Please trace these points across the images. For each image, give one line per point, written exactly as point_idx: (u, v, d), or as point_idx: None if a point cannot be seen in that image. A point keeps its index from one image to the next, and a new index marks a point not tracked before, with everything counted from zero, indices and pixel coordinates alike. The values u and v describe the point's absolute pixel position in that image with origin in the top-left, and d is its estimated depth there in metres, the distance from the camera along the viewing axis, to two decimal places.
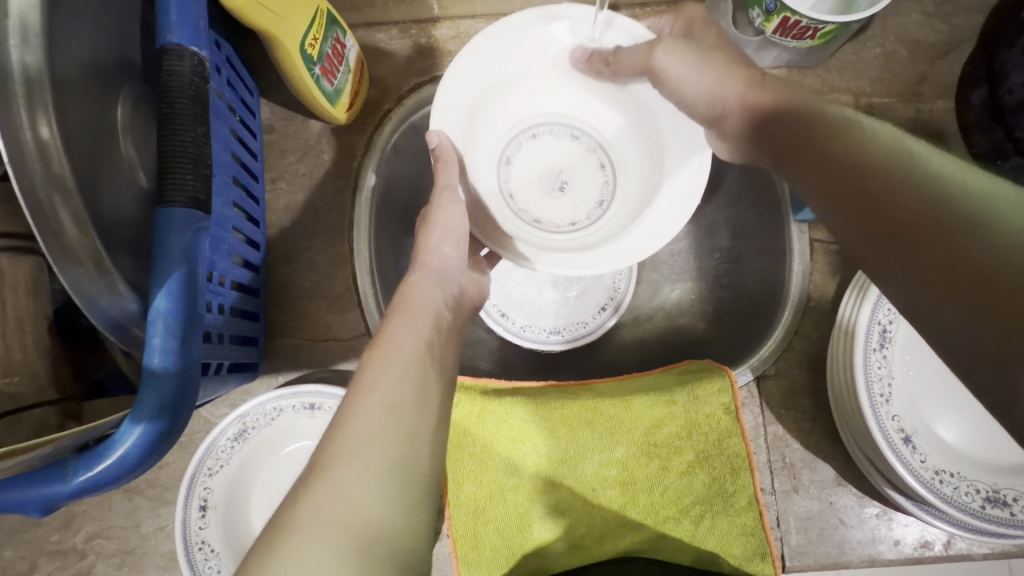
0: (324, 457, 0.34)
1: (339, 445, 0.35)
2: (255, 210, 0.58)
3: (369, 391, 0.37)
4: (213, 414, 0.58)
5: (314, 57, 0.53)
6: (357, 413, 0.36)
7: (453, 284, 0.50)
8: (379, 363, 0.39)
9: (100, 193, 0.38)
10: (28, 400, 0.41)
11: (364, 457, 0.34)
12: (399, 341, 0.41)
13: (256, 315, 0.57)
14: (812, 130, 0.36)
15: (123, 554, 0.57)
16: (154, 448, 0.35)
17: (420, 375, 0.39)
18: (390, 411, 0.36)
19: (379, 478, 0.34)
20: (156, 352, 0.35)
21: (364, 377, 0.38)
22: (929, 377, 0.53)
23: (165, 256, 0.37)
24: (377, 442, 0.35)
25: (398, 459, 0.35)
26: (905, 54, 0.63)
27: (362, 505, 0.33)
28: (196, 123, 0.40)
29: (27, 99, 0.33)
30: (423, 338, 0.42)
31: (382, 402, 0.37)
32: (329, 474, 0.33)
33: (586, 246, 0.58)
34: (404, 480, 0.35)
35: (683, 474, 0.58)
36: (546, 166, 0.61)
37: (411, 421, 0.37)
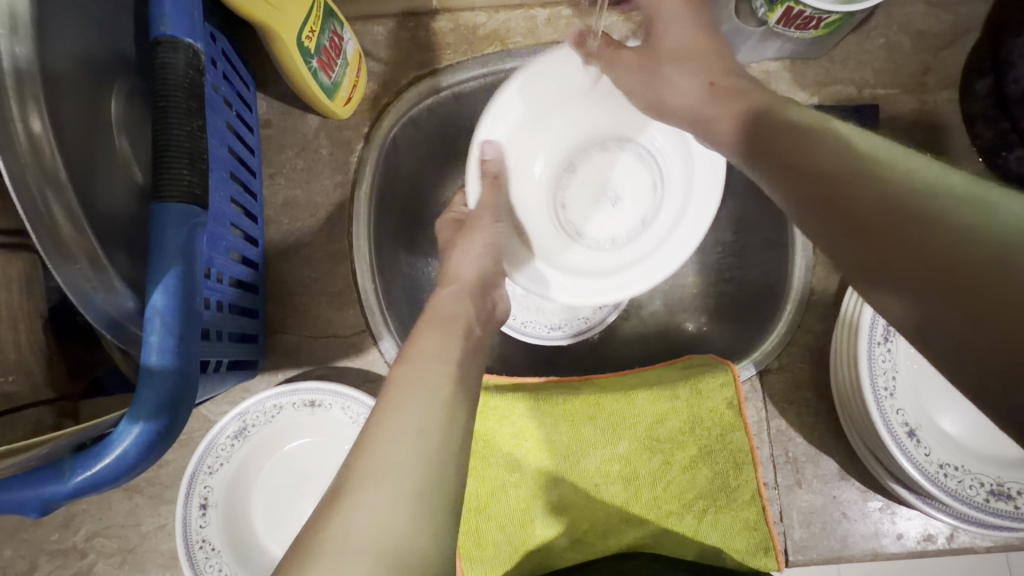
0: (350, 478, 0.33)
1: (363, 466, 0.34)
2: (253, 206, 0.57)
3: (395, 410, 0.36)
4: (212, 411, 0.58)
5: (312, 50, 0.52)
6: (386, 435, 0.35)
7: (482, 296, 0.51)
8: (404, 381, 0.39)
9: (94, 188, 0.38)
10: (22, 400, 0.41)
11: (392, 477, 0.33)
12: (422, 360, 0.41)
13: (255, 311, 0.57)
14: (785, 141, 0.36)
15: (124, 553, 0.56)
16: (151, 448, 0.34)
17: (448, 395, 0.39)
18: (421, 434, 0.35)
19: (407, 501, 0.32)
20: (154, 350, 0.35)
21: (388, 397, 0.38)
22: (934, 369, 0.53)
23: (163, 252, 0.36)
24: (405, 465, 0.34)
25: (427, 483, 0.34)
26: (909, 45, 0.62)
27: (389, 524, 0.31)
28: (192, 116, 0.40)
29: (16, 92, 0.32)
30: (448, 354, 0.42)
31: (413, 425, 0.36)
32: (354, 497, 0.32)
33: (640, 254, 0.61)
34: (433, 501, 0.33)
35: (686, 469, 0.58)
36: (594, 186, 0.64)
37: (439, 443, 0.36)
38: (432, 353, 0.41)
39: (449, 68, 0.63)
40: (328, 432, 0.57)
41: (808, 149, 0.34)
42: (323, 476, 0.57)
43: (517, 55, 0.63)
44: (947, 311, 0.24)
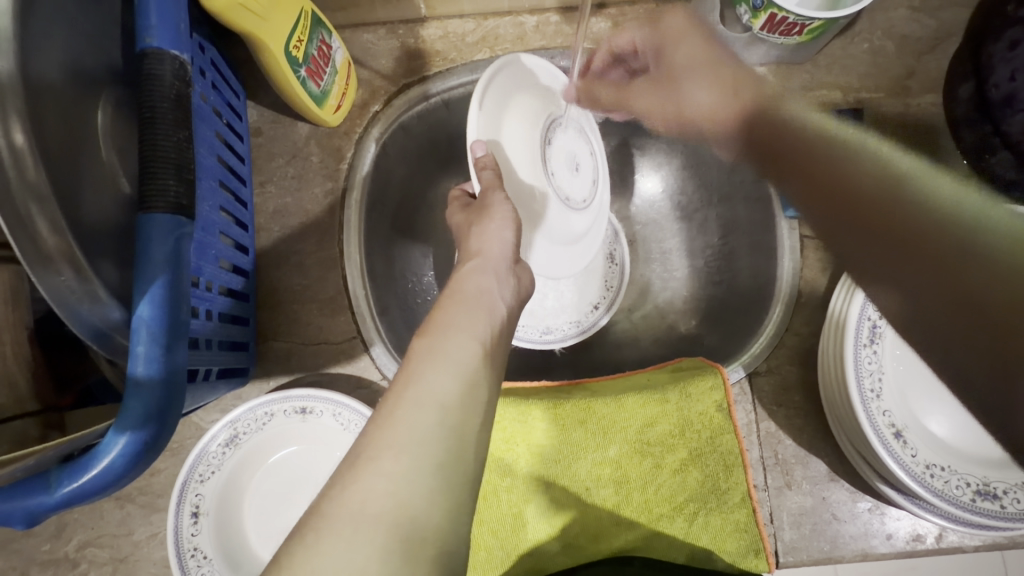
0: (369, 447, 0.32)
1: (383, 437, 0.32)
2: (243, 214, 0.57)
3: (417, 383, 0.35)
4: (204, 419, 0.58)
5: (300, 59, 0.52)
6: (404, 405, 0.34)
7: (509, 272, 0.48)
8: (426, 356, 0.37)
9: (80, 201, 0.38)
10: (6, 413, 0.41)
11: (412, 450, 0.32)
12: (449, 336, 0.38)
13: (246, 320, 0.57)
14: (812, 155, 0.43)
15: (116, 562, 0.56)
16: (140, 456, 0.35)
17: (472, 371, 0.37)
18: (439, 407, 0.34)
19: (426, 475, 0.32)
20: (140, 360, 0.35)
21: (412, 368, 0.36)
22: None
23: (150, 263, 0.37)
24: (423, 441, 0.33)
25: (445, 456, 0.33)
26: (893, 49, 0.63)
27: (407, 497, 0.30)
28: (178, 127, 0.40)
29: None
30: (476, 329, 0.40)
31: (433, 399, 0.34)
32: (373, 466, 0.31)
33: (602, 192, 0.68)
34: (455, 476, 0.33)
35: (676, 472, 0.58)
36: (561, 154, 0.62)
37: (460, 421, 0.34)
38: (458, 326, 0.39)
39: (439, 75, 0.63)
40: (319, 439, 0.57)
41: (838, 163, 0.41)
42: (315, 483, 0.57)
43: None
44: (959, 322, 0.33)
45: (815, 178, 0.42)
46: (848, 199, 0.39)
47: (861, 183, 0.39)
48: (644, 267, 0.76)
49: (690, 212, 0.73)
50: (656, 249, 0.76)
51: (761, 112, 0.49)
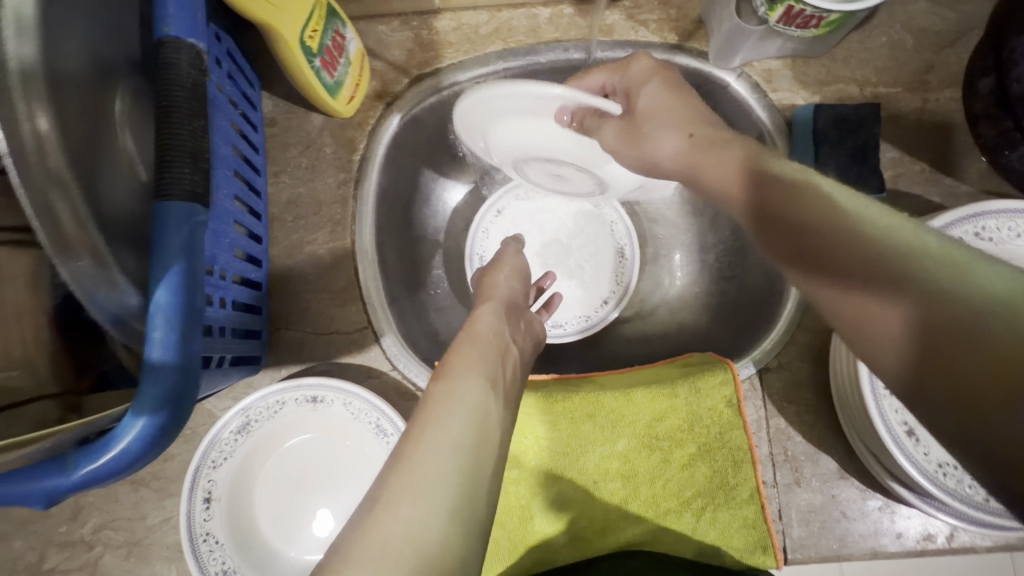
0: (388, 489, 0.33)
1: (403, 479, 0.33)
2: (257, 204, 0.58)
3: (435, 426, 0.37)
4: (217, 407, 0.59)
5: (314, 49, 0.52)
6: (422, 449, 0.35)
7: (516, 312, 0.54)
8: (443, 401, 0.39)
9: (99, 188, 0.38)
10: (28, 395, 0.42)
11: (431, 490, 0.33)
12: (461, 377, 0.41)
13: (259, 309, 0.57)
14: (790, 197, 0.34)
15: (130, 545, 0.57)
16: (155, 441, 0.35)
17: (484, 417, 0.39)
18: (457, 449, 0.36)
19: (444, 512, 0.32)
20: (156, 345, 0.35)
21: (429, 414, 0.38)
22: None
23: (165, 250, 0.37)
24: (441, 483, 0.33)
25: (461, 499, 0.33)
26: (912, 43, 0.62)
27: (424, 536, 0.31)
28: (194, 115, 0.40)
29: (24, 93, 0.33)
30: (487, 368, 0.43)
31: (448, 441, 0.36)
32: (392, 509, 0.32)
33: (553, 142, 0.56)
34: (471, 519, 0.33)
35: (684, 467, 0.58)
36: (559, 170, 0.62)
37: (470, 462, 0.36)
38: (471, 369, 0.43)
39: (452, 67, 0.64)
40: (330, 428, 0.58)
41: (788, 203, 0.34)
42: (325, 471, 0.58)
43: (518, 55, 0.63)
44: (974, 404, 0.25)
45: (796, 221, 0.33)
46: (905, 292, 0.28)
47: (854, 257, 0.30)
48: (654, 262, 0.75)
49: (701, 208, 0.72)
50: (666, 243, 0.75)
51: (762, 173, 0.37)
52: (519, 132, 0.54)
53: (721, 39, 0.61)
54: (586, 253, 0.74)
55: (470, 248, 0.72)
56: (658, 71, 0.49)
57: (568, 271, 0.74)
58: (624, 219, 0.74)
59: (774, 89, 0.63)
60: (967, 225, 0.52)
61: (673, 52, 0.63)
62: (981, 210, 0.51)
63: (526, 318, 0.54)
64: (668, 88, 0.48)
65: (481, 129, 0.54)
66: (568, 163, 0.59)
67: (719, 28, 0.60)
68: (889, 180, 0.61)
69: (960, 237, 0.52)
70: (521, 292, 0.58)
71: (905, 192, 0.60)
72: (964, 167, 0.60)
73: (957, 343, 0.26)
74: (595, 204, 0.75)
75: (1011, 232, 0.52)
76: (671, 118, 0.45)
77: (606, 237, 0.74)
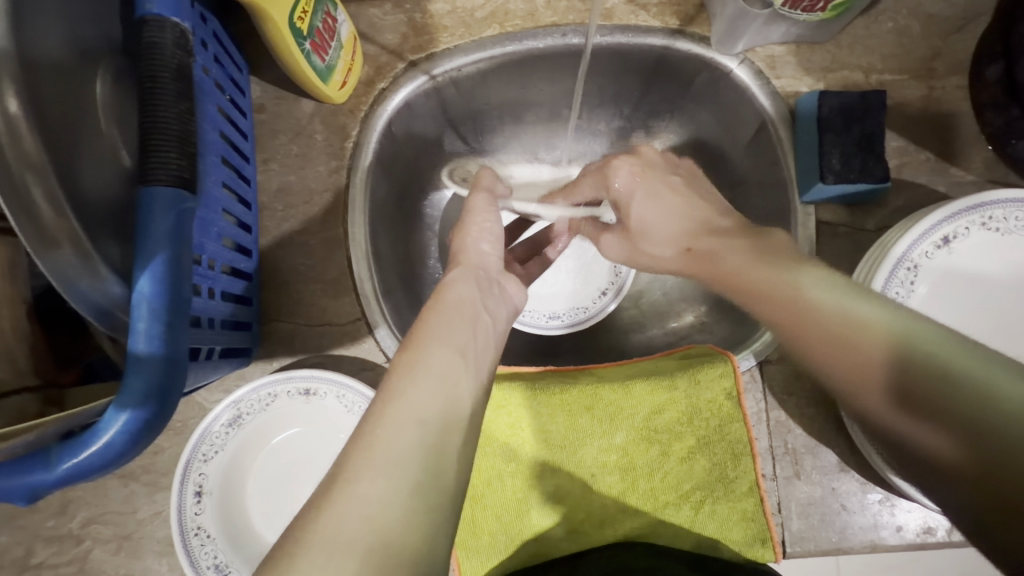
0: (348, 466, 0.32)
1: (361, 458, 0.32)
2: (247, 191, 0.56)
3: (398, 400, 0.36)
4: (207, 399, 0.57)
5: (304, 32, 0.50)
6: (384, 425, 0.34)
7: (486, 277, 0.51)
8: (408, 372, 0.38)
9: (79, 173, 0.37)
10: (7, 387, 0.40)
11: (391, 470, 0.32)
12: (430, 347, 0.41)
13: (250, 300, 0.56)
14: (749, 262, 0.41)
15: (120, 539, 0.56)
16: (140, 437, 0.34)
17: (452, 392, 0.38)
18: (422, 425, 0.35)
19: (404, 495, 0.32)
20: (141, 336, 0.34)
21: (392, 385, 0.37)
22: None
23: (149, 238, 0.35)
24: (401, 463, 0.33)
25: (424, 477, 0.33)
26: (918, 30, 0.61)
27: (383, 516, 0.30)
28: (180, 98, 0.39)
29: None
30: (455, 338, 0.42)
31: (413, 415, 0.35)
32: (350, 488, 0.31)
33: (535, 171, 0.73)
34: (431, 500, 0.33)
35: (683, 460, 0.57)
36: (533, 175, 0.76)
37: (438, 438, 0.35)
38: (440, 338, 0.41)
39: (447, 52, 0.62)
40: (324, 421, 0.56)
41: (774, 281, 0.38)
42: (319, 465, 0.57)
43: (516, 39, 0.62)
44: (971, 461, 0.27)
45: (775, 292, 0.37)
46: (840, 346, 0.33)
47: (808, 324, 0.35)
48: None
49: None
50: None
51: (759, 264, 0.40)
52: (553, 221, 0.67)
53: (724, 23, 0.59)
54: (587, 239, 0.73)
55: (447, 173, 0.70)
56: (642, 178, 0.51)
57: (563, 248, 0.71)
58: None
59: (777, 76, 0.61)
60: (975, 214, 0.51)
61: (673, 37, 0.62)
62: (989, 198, 0.50)
63: (499, 286, 0.52)
64: (653, 194, 0.50)
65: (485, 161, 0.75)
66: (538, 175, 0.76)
67: (722, 13, 0.59)
68: (894, 170, 0.60)
69: (967, 227, 0.51)
70: (494, 254, 0.54)
71: (909, 181, 0.59)
72: (970, 157, 0.59)
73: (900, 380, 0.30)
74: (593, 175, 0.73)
75: (1017, 221, 0.51)
76: (664, 233, 0.48)
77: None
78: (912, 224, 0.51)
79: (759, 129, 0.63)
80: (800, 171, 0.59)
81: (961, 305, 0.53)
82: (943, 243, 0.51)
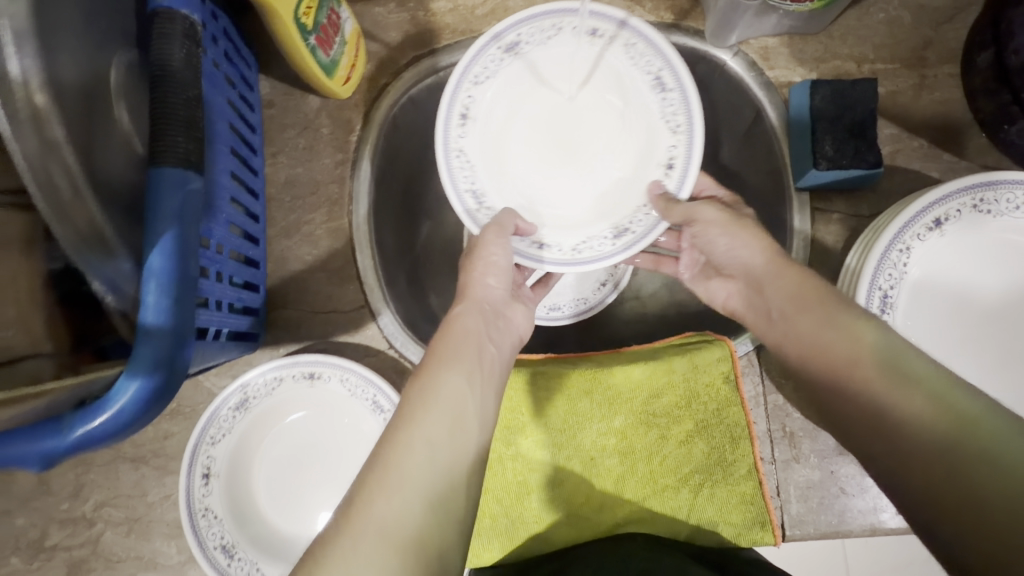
0: (362, 491, 0.34)
1: (377, 480, 0.34)
2: (254, 182, 0.58)
3: (411, 424, 0.38)
4: (216, 385, 0.59)
5: (309, 27, 0.52)
6: (397, 449, 0.36)
7: (496, 312, 0.51)
8: (420, 398, 0.39)
9: (93, 155, 0.39)
10: (23, 351, 0.42)
11: (402, 494, 0.34)
12: (441, 374, 0.41)
13: (257, 286, 0.57)
14: (802, 286, 0.45)
15: (131, 522, 0.58)
16: (150, 405, 0.35)
17: (459, 417, 0.39)
18: (432, 448, 0.37)
19: (414, 514, 0.34)
20: (150, 309, 0.36)
21: (406, 411, 0.39)
22: (942, 337, 0.54)
23: (159, 215, 0.37)
24: (410, 486, 0.35)
25: (435, 500, 0.35)
26: (910, 19, 0.62)
27: (395, 538, 0.32)
28: (188, 86, 0.40)
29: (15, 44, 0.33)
30: (467, 371, 0.42)
31: (422, 436, 0.37)
32: (367, 509, 0.33)
33: (555, 60, 0.59)
34: (441, 518, 0.35)
35: (681, 443, 0.58)
36: (551, 57, 0.59)
37: (448, 460, 0.37)
38: (450, 366, 0.42)
39: (448, 48, 0.64)
40: (328, 405, 0.58)
41: (811, 303, 0.43)
42: (323, 449, 0.58)
43: None
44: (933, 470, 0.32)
45: (808, 313, 0.43)
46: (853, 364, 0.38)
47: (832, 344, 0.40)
48: None
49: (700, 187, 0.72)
50: None
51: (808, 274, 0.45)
52: (598, 197, 0.60)
53: (716, 16, 0.60)
54: (609, 147, 0.61)
55: (446, 98, 0.56)
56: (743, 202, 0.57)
57: (569, 169, 0.61)
58: (689, 105, 0.54)
59: (771, 67, 0.63)
60: (967, 197, 0.51)
61: (668, 32, 0.64)
62: (983, 181, 0.51)
63: (506, 317, 0.51)
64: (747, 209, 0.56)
65: (480, 70, 0.57)
66: (555, 51, 0.58)
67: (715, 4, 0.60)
68: (887, 157, 0.61)
69: (958, 209, 0.52)
70: (501, 289, 0.52)
71: (903, 167, 0.60)
72: (963, 142, 0.60)
73: (889, 396, 0.36)
74: (655, 78, 0.56)
75: (1009, 203, 0.52)
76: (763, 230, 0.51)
77: (657, 129, 0.57)
78: (904, 207, 0.51)
79: (755, 120, 0.64)
80: (795, 159, 0.60)
81: (955, 287, 0.54)
82: (935, 226, 0.52)
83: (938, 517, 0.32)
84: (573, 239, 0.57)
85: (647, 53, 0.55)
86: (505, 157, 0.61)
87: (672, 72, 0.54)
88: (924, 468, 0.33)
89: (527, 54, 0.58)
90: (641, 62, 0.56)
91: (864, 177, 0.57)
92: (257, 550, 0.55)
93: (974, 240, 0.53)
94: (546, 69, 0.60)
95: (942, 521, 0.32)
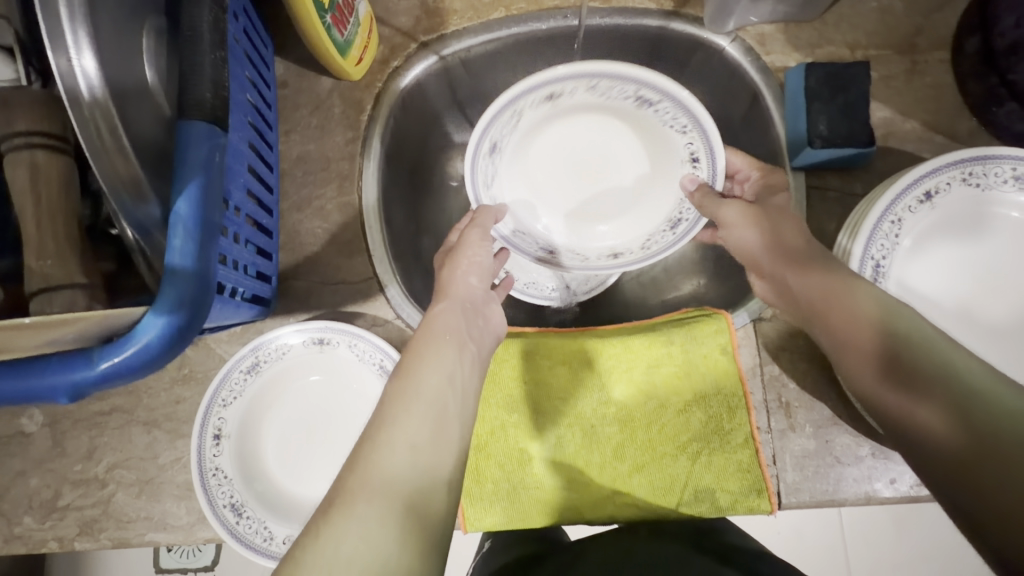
0: (344, 494, 0.35)
1: (359, 480, 0.36)
2: (269, 155, 0.61)
3: (393, 425, 0.40)
4: (227, 351, 0.61)
5: (326, 5, 0.55)
6: (381, 448, 0.38)
7: (475, 311, 0.52)
8: (402, 398, 0.42)
9: (127, 109, 0.41)
10: (58, 282, 0.45)
11: (383, 496, 0.35)
12: (422, 381, 0.43)
13: (269, 254, 0.59)
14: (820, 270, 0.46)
15: (142, 484, 0.59)
16: (171, 343, 0.37)
17: (442, 412, 0.42)
18: (414, 451, 0.38)
19: (397, 512, 0.35)
20: (177, 252, 0.38)
21: (387, 414, 0.40)
22: (938, 307, 0.56)
23: (187, 165, 0.39)
24: (399, 477, 0.37)
25: (416, 502, 0.36)
26: (901, 8, 0.64)
27: (377, 532, 0.33)
28: (214, 48, 0.43)
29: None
30: (447, 371, 0.45)
31: (405, 439, 0.39)
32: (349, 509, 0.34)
33: (535, 129, 0.63)
34: (421, 517, 0.36)
35: (680, 412, 0.59)
36: (529, 127, 0.62)
37: (429, 462, 0.39)
38: (432, 369, 0.44)
39: (457, 33, 0.66)
40: (337, 372, 0.60)
41: (827, 288, 0.44)
42: (332, 415, 0.60)
43: (522, 22, 0.66)
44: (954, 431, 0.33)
45: (824, 295, 0.44)
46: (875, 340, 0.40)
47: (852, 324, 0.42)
48: None
49: None
50: None
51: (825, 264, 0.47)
52: (636, 200, 0.64)
53: (715, 3, 0.62)
54: (631, 156, 0.64)
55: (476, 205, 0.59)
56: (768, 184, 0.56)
57: (599, 189, 0.65)
58: (686, 107, 0.55)
59: (767, 52, 0.65)
60: (956, 170, 0.53)
61: (668, 19, 0.66)
62: (971, 155, 0.53)
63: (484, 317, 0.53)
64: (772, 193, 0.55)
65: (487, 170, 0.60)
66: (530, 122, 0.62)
67: None
68: (880, 138, 0.62)
69: (948, 182, 0.54)
70: (481, 288, 0.54)
71: (895, 148, 0.62)
72: (953, 124, 0.62)
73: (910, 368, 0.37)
74: (638, 97, 0.58)
75: (998, 177, 0.54)
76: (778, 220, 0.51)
77: (667, 134, 0.60)
78: (894, 180, 0.53)
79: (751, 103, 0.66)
80: (789, 139, 0.62)
81: (947, 258, 0.56)
82: (926, 199, 0.54)
83: (957, 477, 0.33)
84: (640, 240, 0.62)
85: (616, 84, 0.57)
86: (538, 200, 0.65)
87: (650, 88, 0.56)
88: (944, 432, 0.34)
89: (509, 139, 0.61)
90: (618, 89, 0.58)
91: (857, 155, 0.59)
92: (264, 509, 0.56)
93: (965, 212, 0.55)
94: (532, 136, 0.63)
95: (959, 479, 0.32)
